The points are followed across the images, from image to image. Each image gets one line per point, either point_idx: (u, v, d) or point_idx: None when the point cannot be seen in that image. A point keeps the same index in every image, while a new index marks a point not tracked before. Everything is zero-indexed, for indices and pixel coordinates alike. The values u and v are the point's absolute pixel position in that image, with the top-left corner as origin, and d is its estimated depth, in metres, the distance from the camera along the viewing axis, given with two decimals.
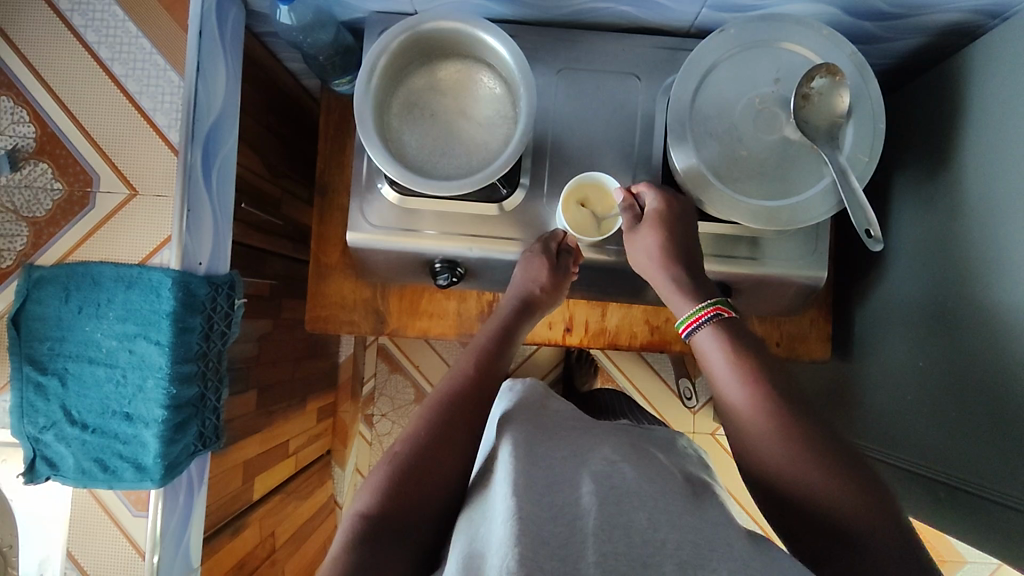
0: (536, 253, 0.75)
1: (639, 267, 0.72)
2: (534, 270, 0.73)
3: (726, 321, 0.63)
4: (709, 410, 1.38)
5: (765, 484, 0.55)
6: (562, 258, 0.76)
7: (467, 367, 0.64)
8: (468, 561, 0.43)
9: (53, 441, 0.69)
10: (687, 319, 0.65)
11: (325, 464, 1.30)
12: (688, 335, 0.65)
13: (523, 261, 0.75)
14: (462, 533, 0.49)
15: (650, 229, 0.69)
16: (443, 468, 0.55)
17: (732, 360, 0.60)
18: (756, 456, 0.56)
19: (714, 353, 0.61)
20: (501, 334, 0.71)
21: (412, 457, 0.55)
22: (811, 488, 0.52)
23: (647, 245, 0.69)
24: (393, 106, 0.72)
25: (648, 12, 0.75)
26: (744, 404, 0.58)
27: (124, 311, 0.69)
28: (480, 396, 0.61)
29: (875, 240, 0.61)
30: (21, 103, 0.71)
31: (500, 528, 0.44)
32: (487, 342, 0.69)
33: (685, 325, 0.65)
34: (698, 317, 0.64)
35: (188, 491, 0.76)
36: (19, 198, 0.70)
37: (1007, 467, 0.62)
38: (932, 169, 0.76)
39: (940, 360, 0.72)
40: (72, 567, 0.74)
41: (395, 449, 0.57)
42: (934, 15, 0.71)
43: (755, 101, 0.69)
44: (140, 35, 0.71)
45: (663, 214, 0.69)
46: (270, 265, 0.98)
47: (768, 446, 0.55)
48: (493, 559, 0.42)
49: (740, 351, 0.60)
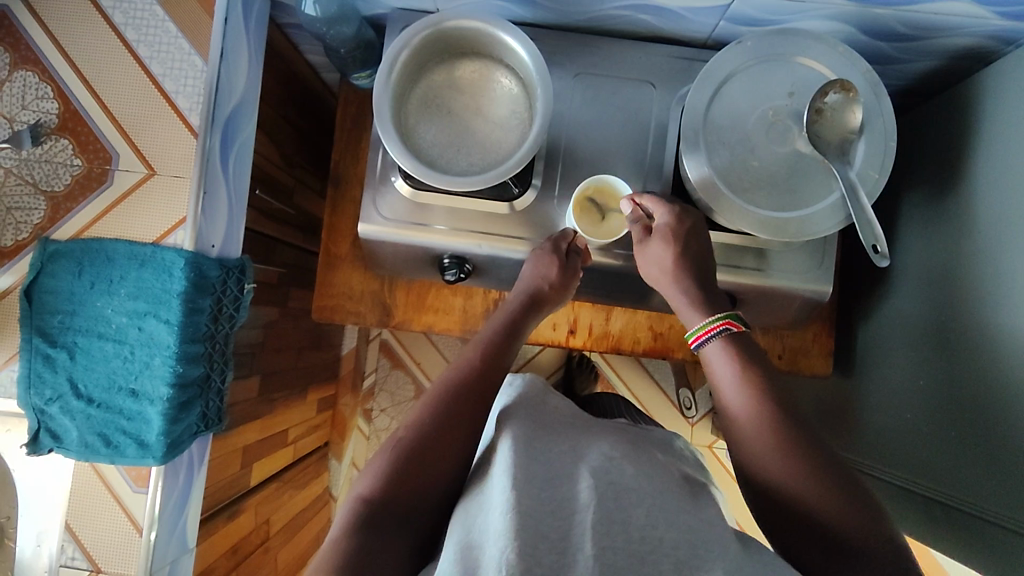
0: (547, 251, 0.75)
1: (650, 279, 0.72)
2: (544, 265, 0.74)
3: (735, 336, 0.63)
4: (707, 422, 1.38)
5: (762, 491, 0.56)
6: (572, 259, 0.75)
7: (473, 358, 0.65)
8: (464, 552, 0.44)
9: (58, 413, 0.70)
10: (697, 331, 0.66)
11: (321, 456, 1.31)
12: (698, 347, 0.65)
13: (532, 260, 0.75)
14: (459, 524, 0.49)
15: (660, 242, 0.69)
16: (445, 456, 0.55)
17: (737, 369, 0.61)
18: (755, 463, 0.56)
19: (717, 361, 0.63)
20: (507, 328, 0.71)
21: (415, 444, 0.56)
22: (806, 493, 0.53)
23: (658, 259, 0.69)
24: (411, 100, 0.73)
25: (667, 21, 0.76)
26: (744, 414, 0.58)
27: (136, 289, 0.70)
28: (483, 387, 0.62)
29: (881, 256, 0.62)
30: (46, 79, 0.72)
31: (498, 520, 0.44)
32: (491, 336, 0.69)
33: (696, 337, 0.66)
34: (707, 330, 0.64)
35: (188, 471, 0.76)
36: (39, 171, 0.71)
37: (1001, 489, 0.63)
38: (940, 190, 0.77)
39: (942, 380, 0.73)
40: (70, 540, 0.74)
41: (398, 435, 0.57)
42: (950, 39, 0.72)
43: (769, 114, 0.70)
44: (166, 19, 0.73)
45: (674, 229, 0.69)
46: (280, 252, 0.99)
47: (765, 455, 0.56)
48: (491, 550, 0.42)
49: (745, 361, 0.61)
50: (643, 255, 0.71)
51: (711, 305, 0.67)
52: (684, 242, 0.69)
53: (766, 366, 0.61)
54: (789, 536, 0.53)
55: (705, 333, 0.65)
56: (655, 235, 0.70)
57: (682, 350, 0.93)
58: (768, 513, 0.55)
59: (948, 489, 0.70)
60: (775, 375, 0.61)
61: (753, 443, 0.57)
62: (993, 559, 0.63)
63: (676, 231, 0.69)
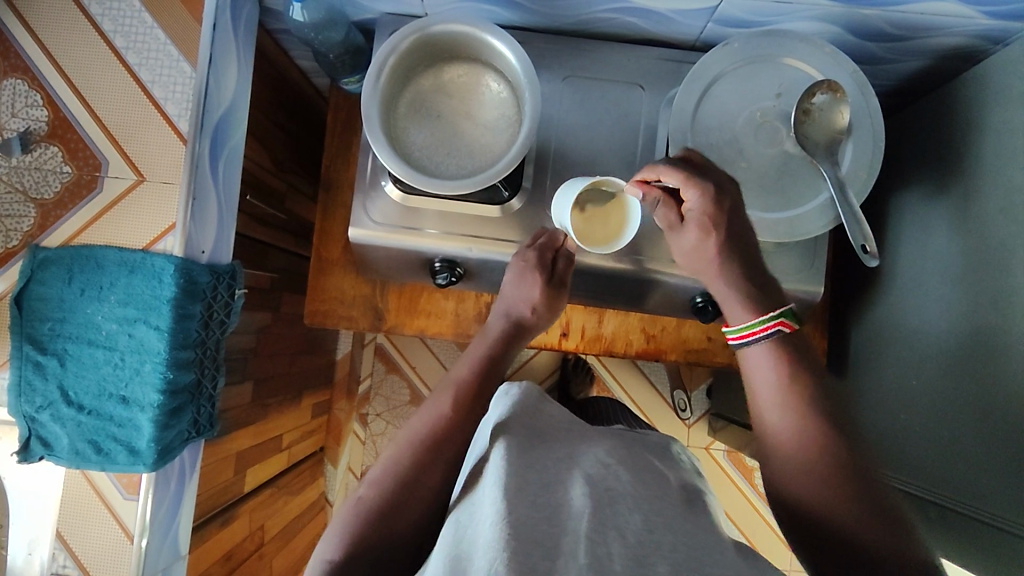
0: (532, 261, 0.74)
1: (691, 267, 0.69)
2: (528, 277, 0.73)
3: (785, 338, 0.61)
4: (703, 424, 1.38)
5: (789, 505, 0.57)
6: (557, 266, 0.75)
7: (446, 401, 0.63)
8: (454, 564, 0.44)
9: (49, 421, 0.70)
10: (740, 329, 0.63)
11: (317, 461, 1.30)
12: (738, 344, 0.64)
13: (517, 270, 0.74)
14: (448, 534, 0.49)
15: (696, 230, 0.65)
16: (425, 485, 0.57)
17: (778, 376, 0.60)
18: (782, 478, 0.58)
19: (760, 364, 0.62)
20: (487, 360, 0.69)
21: (379, 508, 0.55)
22: (826, 504, 0.54)
23: (695, 246, 0.66)
24: (400, 106, 0.73)
25: (655, 24, 0.77)
26: (784, 427, 0.59)
27: (125, 296, 0.70)
28: (456, 436, 0.60)
29: (871, 256, 0.62)
30: (35, 87, 0.72)
31: (488, 530, 0.44)
32: (469, 371, 0.67)
33: (738, 334, 0.63)
34: (755, 329, 0.62)
35: (179, 480, 0.76)
36: (28, 179, 0.71)
37: (1003, 490, 0.62)
38: (932, 190, 0.77)
39: (940, 380, 0.72)
40: (61, 548, 0.74)
41: (362, 496, 0.57)
42: (937, 39, 0.72)
43: (756, 115, 0.70)
44: (155, 26, 0.73)
45: (710, 213, 0.64)
46: (272, 257, 0.99)
47: (804, 471, 0.56)
48: (479, 557, 0.42)
49: (790, 368, 0.60)
50: (675, 241, 0.68)
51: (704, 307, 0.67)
52: (723, 228, 0.65)
53: (814, 371, 0.60)
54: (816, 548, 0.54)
55: (756, 331, 0.62)
56: (690, 221, 0.66)
57: (675, 352, 0.93)
58: (801, 526, 0.56)
59: (941, 490, 0.70)
60: (785, 371, 0.60)
61: (787, 452, 0.58)
62: (992, 563, 0.62)
63: (714, 218, 0.64)
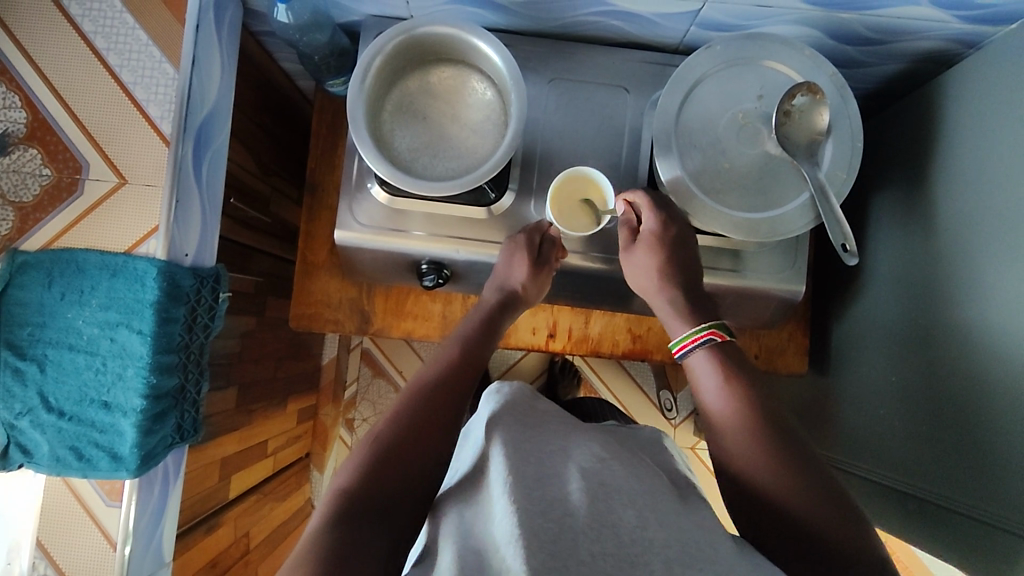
0: (522, 245, 0.75)
1: (637, 286, 0.73)
2: (516, 262, 0.75)
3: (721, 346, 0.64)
4: (689, 424, 1.40)
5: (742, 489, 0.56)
6: (545, 249, 0.76)
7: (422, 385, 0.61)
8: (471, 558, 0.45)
9: (28, 427, 0.68)
10: (681, 341, 0.67)
11: (303, 466, 1.29)
12: (682, 355, 0.66)
13: (506, 252, 0.75)
14: (453, 529, 0.49)
15: (646, 250, 0.70)
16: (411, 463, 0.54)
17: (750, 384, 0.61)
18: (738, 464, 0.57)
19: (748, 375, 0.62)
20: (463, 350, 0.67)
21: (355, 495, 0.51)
22: (790, 498, 0.53)
23: (646, 269, 0.71)
24: (385, 108, 0.73)
25: (638, 27, 0.78)
26: (724, 408, 0.60)
27: (107, 299, 0.69)
28: (440, 418, 0.58)
29: (850, 255, 0.63)
30: (13, 89, 0.71)
31: (503, 523, 0.44)
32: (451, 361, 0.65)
33: (680, 346, 0.67)
34: (693, 338, 0.65)
35: (163, 483, 0.75)
36: (5, 181, 0.70)
37: (979, 483, 0.63)
38: (908, 192, 0.78)
39: (918, 375, 0.73)
40: (41, 558, 0.73)
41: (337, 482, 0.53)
42: (913, 42, 0.74)
43: (739, 117, 0.71)
44: (137, 27, 0.72)
45: (659, 236, 0.70)
46: (257, 261, 0.99)
47: None
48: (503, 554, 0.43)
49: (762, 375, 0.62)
50: (630, 264, 0.72)
51: (705, 319, 0.68)
52: (670, 250, 0.70)
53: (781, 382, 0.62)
54: (775, 531, 0.53)
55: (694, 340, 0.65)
56: (639, 242, 0.71)
57: (661, 352, 0.93)
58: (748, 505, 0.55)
59: (925, 485, 0.70)
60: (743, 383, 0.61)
61: None
62: (982, 561, 0.62)
63: (662, 240, 0.70)
